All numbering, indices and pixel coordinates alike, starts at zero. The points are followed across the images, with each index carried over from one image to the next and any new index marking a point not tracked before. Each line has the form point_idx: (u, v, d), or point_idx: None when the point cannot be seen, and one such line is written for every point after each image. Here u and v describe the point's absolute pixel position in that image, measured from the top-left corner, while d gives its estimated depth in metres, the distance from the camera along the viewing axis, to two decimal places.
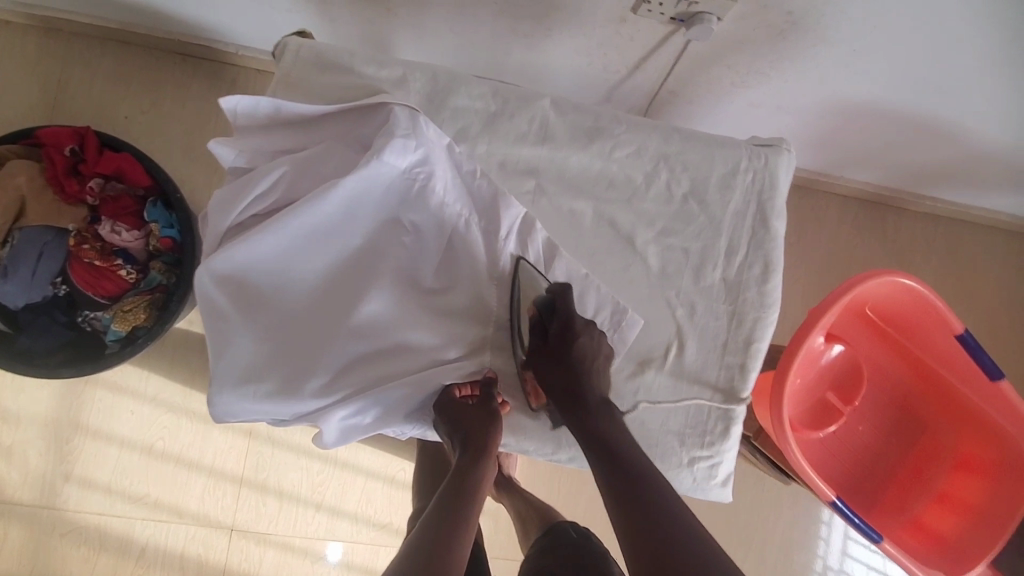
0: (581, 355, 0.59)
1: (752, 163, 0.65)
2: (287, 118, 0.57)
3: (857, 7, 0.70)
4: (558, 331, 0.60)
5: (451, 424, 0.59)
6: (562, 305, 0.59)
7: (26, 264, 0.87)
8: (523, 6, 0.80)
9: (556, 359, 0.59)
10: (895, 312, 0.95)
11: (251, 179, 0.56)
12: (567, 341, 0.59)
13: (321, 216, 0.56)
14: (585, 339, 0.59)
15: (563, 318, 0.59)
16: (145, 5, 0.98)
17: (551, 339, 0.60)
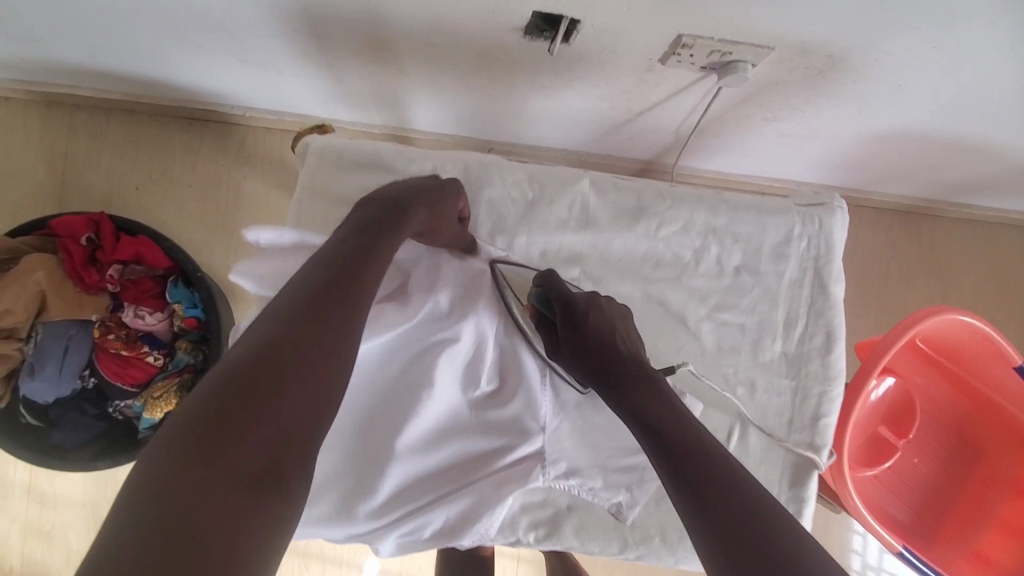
0: (592, 327, 0.57)
1: (806, 229, 0.61)
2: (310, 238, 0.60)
3: (906, 48, 0.66)
4: (564, 317, 0.59)
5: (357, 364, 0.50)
6: (552, 290, 0.60)
7: (54, 362, 0.85)
8: (544, 63, 0.76)
9: (573, 339, 0.58)
10: (947, 342, 0.91)
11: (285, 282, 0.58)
12: (577, 322, 0.58)
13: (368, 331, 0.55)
14: (591, 309, 0.58)
15: (563, 299, 0.59)
16: (147, 77, 0.95)
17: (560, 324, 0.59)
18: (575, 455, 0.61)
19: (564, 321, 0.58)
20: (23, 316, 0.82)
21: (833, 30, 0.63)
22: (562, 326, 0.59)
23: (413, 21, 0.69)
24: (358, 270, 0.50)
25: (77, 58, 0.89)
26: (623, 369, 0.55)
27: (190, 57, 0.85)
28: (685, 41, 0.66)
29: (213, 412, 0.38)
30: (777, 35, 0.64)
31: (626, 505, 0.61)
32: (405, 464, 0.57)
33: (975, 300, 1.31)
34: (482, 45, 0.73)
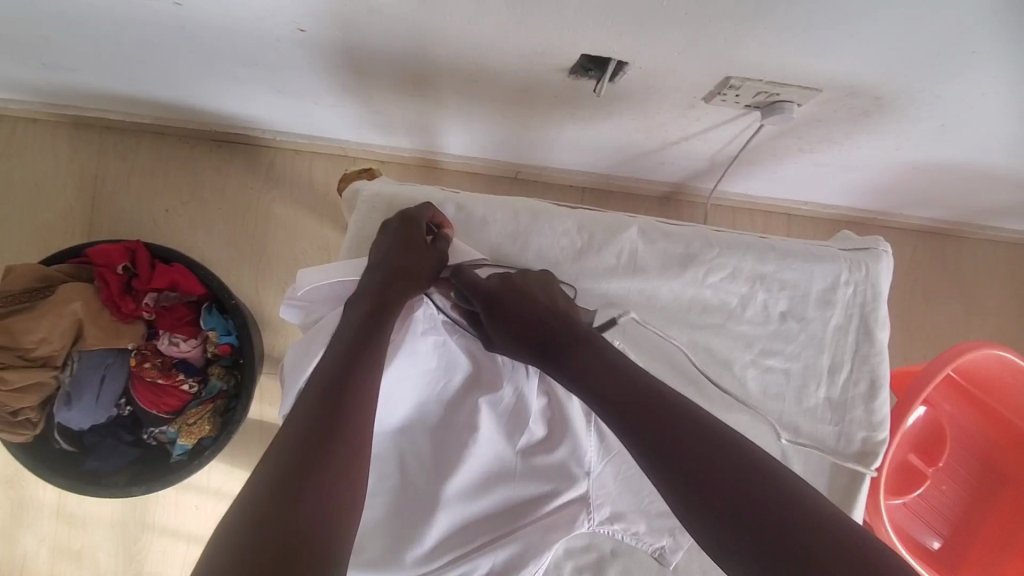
0: (512, 310, 0.56)
1: (853, 275, 0.61)
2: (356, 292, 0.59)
3: (952, 93, 0.66)
4: (490, 304, 0.57)
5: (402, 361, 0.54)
6: (468, 279, 0.58)
7: (91, 391, 0.86)
8: (584, 98, 0.76)
9: (503, 325, 0.57)
10: (975, 372, 0.92)
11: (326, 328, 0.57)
12: (501, 305, 0.57)
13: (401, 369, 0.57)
14: (508, 294, 0.57)
15: (481, 289, 0.57)
16: (183, 103, 0.95)
17: (487, 313, 0.57)
18: (620, 500, 0.62)
19: (486, 314, 0.57)
20: (59, 344, 0.83)
21: (882, 75, 0.63)
22: (488, 315, 0.57)
23: (458, 59, 0.69)
24: (371, 336, 0.51)
25: (114, 86, 0.90)
26: (558, 340, 0.54)
27: (230, 86, 0.85)
28: (731, 82, 0.67)
29: (271, 516, 0.38)
30: (824, 78, 0.64)
31: (669, 550, 0.62)
32: (454, 508, 0.59)
33: (999, 322, 1.30)
34: (525, 82, 0.73)
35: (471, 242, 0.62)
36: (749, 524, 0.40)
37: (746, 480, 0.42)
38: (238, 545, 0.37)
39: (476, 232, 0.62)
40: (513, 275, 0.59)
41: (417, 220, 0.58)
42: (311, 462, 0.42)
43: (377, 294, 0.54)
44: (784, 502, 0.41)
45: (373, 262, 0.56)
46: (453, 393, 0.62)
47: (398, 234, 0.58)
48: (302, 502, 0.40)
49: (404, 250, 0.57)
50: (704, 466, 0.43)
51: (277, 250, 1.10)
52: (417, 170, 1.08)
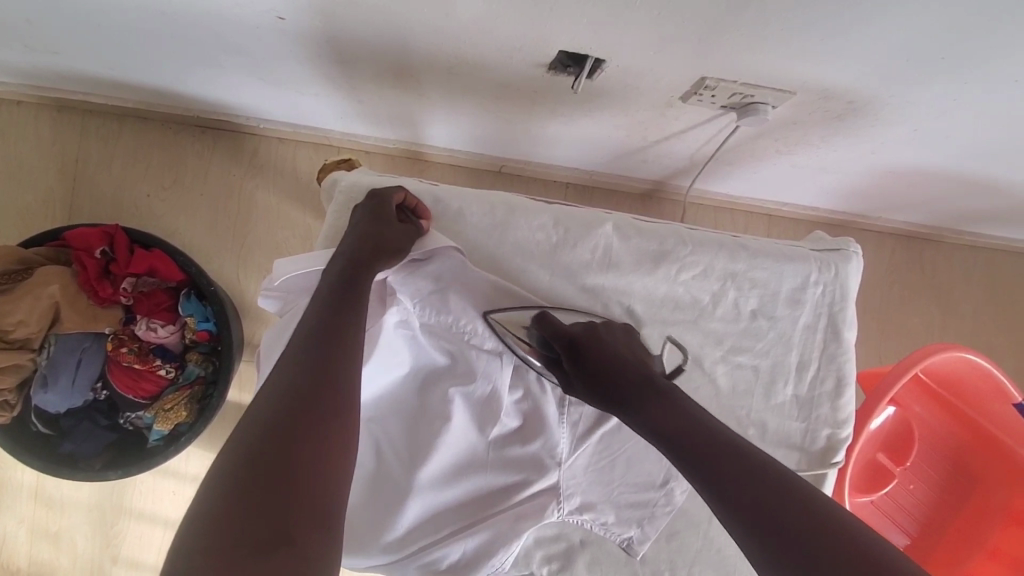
0: (592, 356, 0.56)
1: (822, 275, 0.62)
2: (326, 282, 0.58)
3: (924, 100, 0.67)
4: (571, 352, 0.57)
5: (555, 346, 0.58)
6: (551, 327, 0.58)
7: (66, 373, 0.86)
8: (565, 95, 0.76)
9: (584, 371, 0.57)
10: (947, 375, 0.93)
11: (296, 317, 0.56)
12: (581, 352, 0.57)
13: (376, 354, 0.57)
14: (592, 341, 0.57)
15: (564, 335, 0.58)
16: (166, 89, 0.95)
17: (572, 359, 0.57)
18: (588, 490, 0.62)
19: (567, 356, 0.57)
20: (35, 327, 0.82)
21: (854, 79, 0.64)
22: (571, 361, 0.57)
23: (439, 52, 0.69)
24: (338, 314, 0.50)
25: (96, 69, 0.89)
26: (637, 387, 0.54)
27: (213, 73, 0.85)
28: (709, 83, 0.68)
29: (251, 491, 0.38)
30: (798, 80, 0.65)
31: (637, 541, 0.62)
32: (425, 497, 0.59)
33: (973, 324, 1.33)
34: (506, 76, 0.73)
35: (448, 233, 0.61)
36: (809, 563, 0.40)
37: (799, 518, 0.42)
38: (218, 520, 0.37)
39: (454, 224, 0.61)
40: (598, 325, 0.60)
41: (387, 210, 0.57)
42: (286, 436, 0.41)
43: (345, 276, 0.53)
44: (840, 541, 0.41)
45: (345, 248, 0.55)
46: (426, 383, 0.62)
47: (369, 221, 0.56)
48: (282, 475, 0.40)
49: (377, 236, 0.55)
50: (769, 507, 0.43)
51: (259, 238, 1.10)
52: (401, 161, 1.08)
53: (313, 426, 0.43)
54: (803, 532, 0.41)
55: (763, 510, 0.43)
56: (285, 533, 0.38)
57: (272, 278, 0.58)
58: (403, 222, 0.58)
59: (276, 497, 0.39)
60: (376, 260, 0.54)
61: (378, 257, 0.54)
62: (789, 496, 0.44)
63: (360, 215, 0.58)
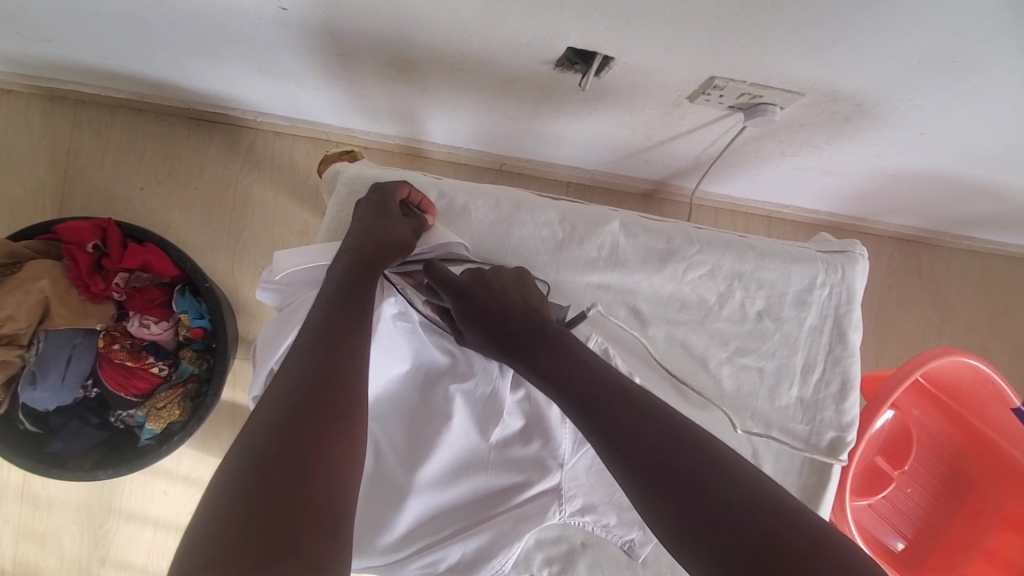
0: (485, 304, 0.55)
1: (829, 277, 0.61)
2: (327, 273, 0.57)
3: (931, 102, 0.67)
4: (460, 297, 0.55)
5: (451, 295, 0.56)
6: (439, 273, 0.56)
7: (55, 370, 0.84)
8: (569, 93, 0.76)
9: (474, 320, 0.55)
10: (946, 380, 0.93)
11: (295, 309, 0.55)
12: (468, 297, 0.55)
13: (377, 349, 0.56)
14: (480, 288, 0.55)
15: (452, 283, 0.55)
16: (162, 81, 0.93)
17: (459, 305, 0.55)
18: (590, 491, 0.60)
19: (456, 304, 0.55)
20: (25, 323, 0.80)
21: (863, 81, 0.64)
22: (459, 306, 0.55)
23: (443, 47, 0.68)
24: (345, 312, 0.49)
25: (90, 59, 0.87)
26: (526, 337, 0.53)
27: (210, 64, 0.83)
28: (716, 82, 0.67)
29: (262, 494, 0.37)
30: (806, 81, 0.65)
31: (638, 543, 0.61)
32: (424, 497, 0.58)
33: (970, 330, 1.33)
34: (511, 72, 0.72)
35: (452, 229, 0.60)
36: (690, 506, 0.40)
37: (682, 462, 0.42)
38: (228, 525, 0.36)
39: (458, 219, 0.61)
40: (486, 270, 0.58)
41: (385, 207, 0.57)
42: (293, 438, 0.40)
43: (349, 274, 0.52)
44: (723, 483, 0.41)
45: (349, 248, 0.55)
46: (427, 381, 0.61)
47: (373, 218, 0.56)
48: (291, 477, 0.39)
49: (378, 232, 0.55)
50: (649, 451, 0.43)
51: (255, 234, 1.08)
52: (401, 158, 1.07)
53: (325, 425, 0.42)
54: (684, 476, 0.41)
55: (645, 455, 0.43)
56: (293, 541, 0.36)
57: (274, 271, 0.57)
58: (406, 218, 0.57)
59: (286, 498, 0.38)
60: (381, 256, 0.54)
61: (382, 252, 0.54)
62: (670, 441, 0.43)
63: (361, 215, 0.58)
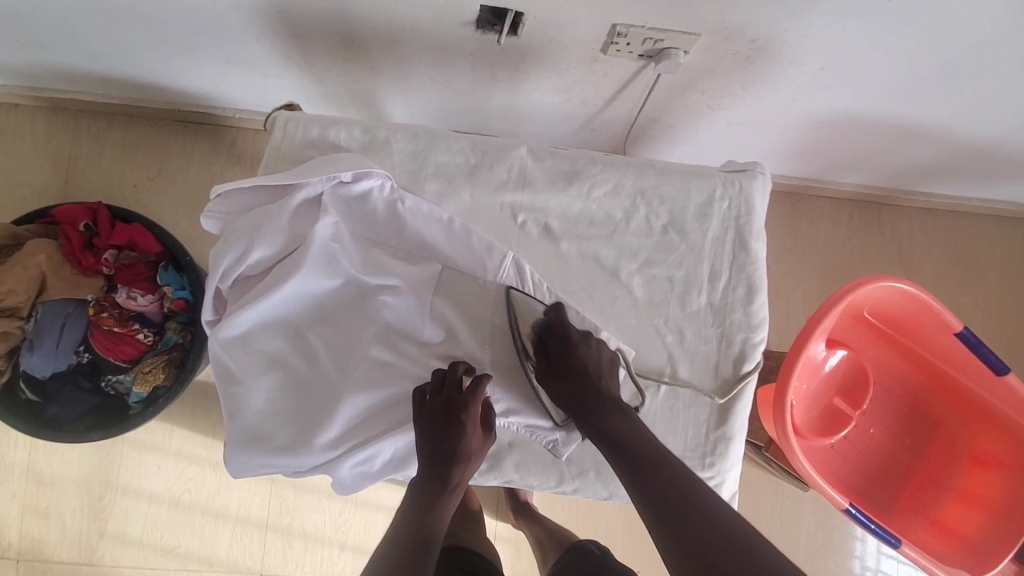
0: (585, 366, 0.61)
1: (727, 191, 0.67)
2: (264, 201, 0.61)
3: (817, 34, 0.73)
4: (559, 348, 0.62)
5: (557, 342, 0.62)
6: (560, 323, 0.62)
7: (50, 338, 0.92)
8: (497, 56, 0.84)
9: (562, 374, 0.61)
10: (891, 313, 0.96)
11: (231, 234, 0.59)
12: (571, 351, 0.62)
13: (308, 265, 0.60)
14: (585, 350, 0.62)
15: (564, 337, 0.62)
16: (147, 81, 1.04)
17: (557, 358, 0.62)
18: (514, 396, 0.64)
19: (557, 348, 0.62)
20: (24, 296, 0.90)
21: (748, 17, 0.71)
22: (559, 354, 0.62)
23: (376, 17, 0.77)
24: (437, 508, 0.57)
25: (82, 63, 0.98)
26: (596, 406, 0.59)
27: (183, 58, 0.93)
28: (619, 30, 0.74)
29: None
30: (697, 21, 0.72)
31: (561, 442, 0.64)
32: (358, 399, 0.61)
33: (936, 285, 1.34)
34: (440, 37, 0.80)
35: (373, 161, 0.64)
36: (709, 569, 0.45)
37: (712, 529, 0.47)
38: None
39: (380, 152, 0.64)
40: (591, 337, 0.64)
41: (471, 397, 0.59)
42: None
43: (441, 474, 0.58)
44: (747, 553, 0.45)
45: (428, 440, 0.58)
46: (362, 292, 0.63)
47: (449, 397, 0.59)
48: None
49: (465, 432, 0.58)
50: (686, 516, 0.49)
51: None
52: None
53: None
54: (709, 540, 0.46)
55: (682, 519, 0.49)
56: None
57: (215, 195, 0.61)
58: (334, 149, 0.64)
59: None
60: (464, 451, 0.59)
61: (469, 448, 0.59)
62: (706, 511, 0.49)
63: (444, 395, 0.59)
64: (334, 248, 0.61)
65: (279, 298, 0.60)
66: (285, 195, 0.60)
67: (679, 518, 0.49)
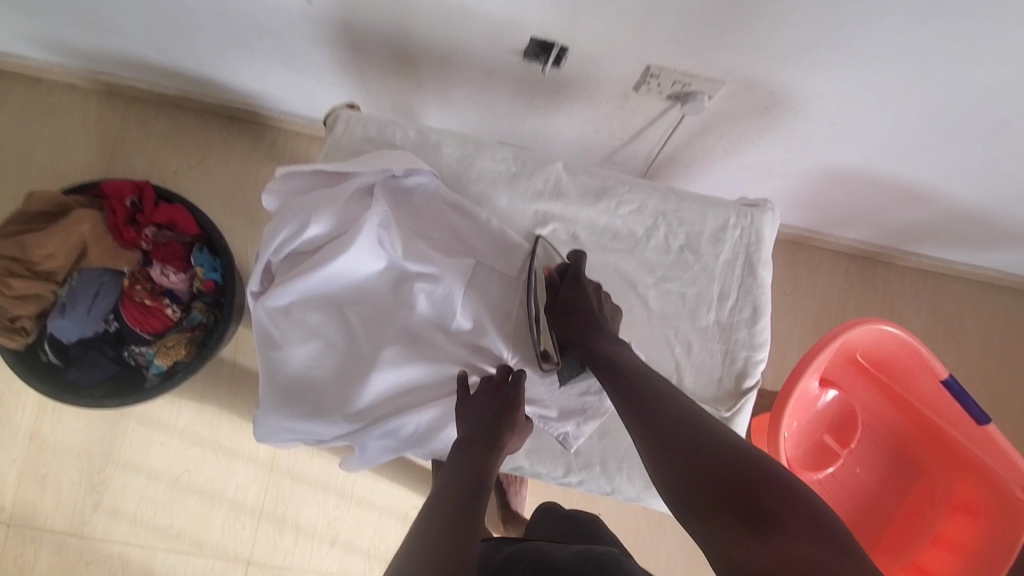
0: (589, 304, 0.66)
1: (740, 221, 0.73)
2: (321, 185, 0.67)
3: (828, 91, 0.81)
4: (569, 289, 0.67)
5: (569, 284, 0.67)
6: (574, 269, 0.68)
7: (83, 302, 0.96)
8: (537, 84, 0.92)
9: (566, 309, 0.66)
10: (880, 356, 1.01)
11: (291, 211, 0.64)
12: (576, 290, 0.67)
13: (357, 244, 0.64)
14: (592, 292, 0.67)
15: (575, 281, 0.67)
16: (205, 77, 1.11)
17: (564, 292, 0.67)
18: (532, 386, 0.70)
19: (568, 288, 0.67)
20: (62, 261, 0.94)
21: (768, 69, 0.79)
22: (565, 293, 0.67)
23: (432, 38, 0.85)
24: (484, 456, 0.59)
25: (148, 53, 1.06)
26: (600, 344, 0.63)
27: (244, 57, 1.00)
28: (652, 70, 0.82)
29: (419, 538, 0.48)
30: (723, 69, 0.80)
31: (572, 435, 0.69)
32: (387, 375, 0.65)
33: (924, 343, 1.40)
34: (488, 62, 0.88)
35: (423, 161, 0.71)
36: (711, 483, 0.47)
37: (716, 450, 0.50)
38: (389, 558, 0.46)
39: (429, 153, 0.71)
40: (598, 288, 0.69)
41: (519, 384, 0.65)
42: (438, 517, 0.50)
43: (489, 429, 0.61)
44: (757, 472, 0.47)
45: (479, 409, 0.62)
46: (402, 278, 0.68)
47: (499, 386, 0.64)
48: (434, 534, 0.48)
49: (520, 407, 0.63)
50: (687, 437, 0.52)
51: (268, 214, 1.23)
52: None
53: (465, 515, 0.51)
54: (708, 456, 0.49)
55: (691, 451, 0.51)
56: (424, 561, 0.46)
57: (279, 176, 0.67)
58: (389, 147, 0.70)
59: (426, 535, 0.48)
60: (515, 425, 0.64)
61: (519, 425, 0.64)
62: (717, 442, 0.51)
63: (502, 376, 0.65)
64: (382, 233, 0.66)
65: (327, 273, 0.64)
66: (342, 181, 0.66)
67: (677, 436, 0.52)
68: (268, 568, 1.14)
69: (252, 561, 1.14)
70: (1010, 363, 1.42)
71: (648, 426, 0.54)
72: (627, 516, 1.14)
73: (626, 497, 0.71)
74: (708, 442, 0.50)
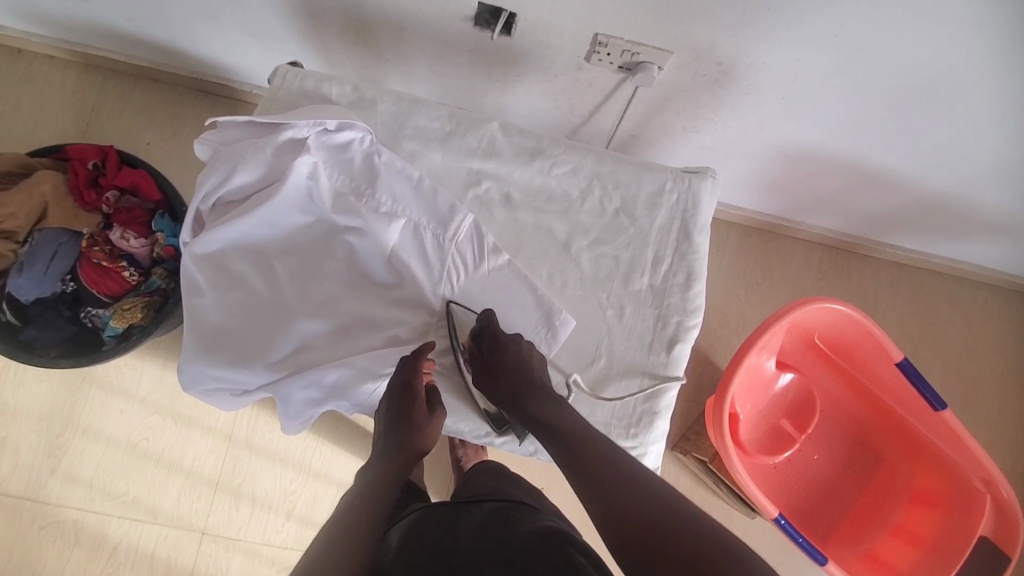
0: (514, 358, 0.66)
1: (677, 185, 0.74)
2: (254, 136, 0.67)
3: (776, 62, 0.80)
4: (490, 348, 0.68)
5: (489, 340, 0.68)
6: (488, 329, 0.68)
7: (41, 261, 0.98)
8: (491, 54, 0.92)
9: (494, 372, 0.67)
10: (839, 340, 1.00)
11: (222, 159, 0.65)
12: (499, 351, 0.67)
13: (282, 196, 0.66)
14: (512, 347, 0.67)
15: (493, 338, 0.67)
16: (175, 48, 1.13)
17: (488, 354, 0.67)
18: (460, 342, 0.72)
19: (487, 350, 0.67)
20: (24, 221, 0.97)
21: (713, 39, 0.78)
22: (486, 352, 0.68)
23: (384, 5, 0.86)
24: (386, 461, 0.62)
25: (118, 22, 1.08)
26: (533, 408, 0.63)
27: (209, 26, 1.02)
28: (600, 39, 0.82)
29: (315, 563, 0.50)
30: (669, 37, 0.79)
31: None
32: (311, 324, 0.68)
33: (899, 336, 1.37)
34: (441, 30, 0.89)
35: (362, 117, 0.73)
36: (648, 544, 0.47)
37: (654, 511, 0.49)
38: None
39: (366, 110, 0.73)
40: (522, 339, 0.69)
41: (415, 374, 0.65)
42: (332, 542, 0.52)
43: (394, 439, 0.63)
44: (693, 532, 0.46)
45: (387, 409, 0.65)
46: (333, 231, 0.71)
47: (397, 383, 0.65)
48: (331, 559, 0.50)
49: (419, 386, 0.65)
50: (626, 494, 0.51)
51: None
52: None
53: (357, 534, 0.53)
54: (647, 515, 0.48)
55: (627, 520, 0.49)
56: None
57: (214, 125, 0.68)
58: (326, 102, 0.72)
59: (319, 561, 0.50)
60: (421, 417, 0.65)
61: (424, 409, 0.65)
62: (654, 500, 0.50)
63: (399, 373, 0.66)
64: (312, 186, 0.68)
65: (252, 223, 0.66)
66: (273, 131, 0.66)
67: (615, 497, 0.51)
68: (223, 539, 1.14)
69: (207, 531, 1.14)
70: (988, 359, 1.38)
71: (591, 491, 0.54)
72: (582, 497, 1.14)
73: (550, 458, 0.73)
74: (648, 505, 0.49)
